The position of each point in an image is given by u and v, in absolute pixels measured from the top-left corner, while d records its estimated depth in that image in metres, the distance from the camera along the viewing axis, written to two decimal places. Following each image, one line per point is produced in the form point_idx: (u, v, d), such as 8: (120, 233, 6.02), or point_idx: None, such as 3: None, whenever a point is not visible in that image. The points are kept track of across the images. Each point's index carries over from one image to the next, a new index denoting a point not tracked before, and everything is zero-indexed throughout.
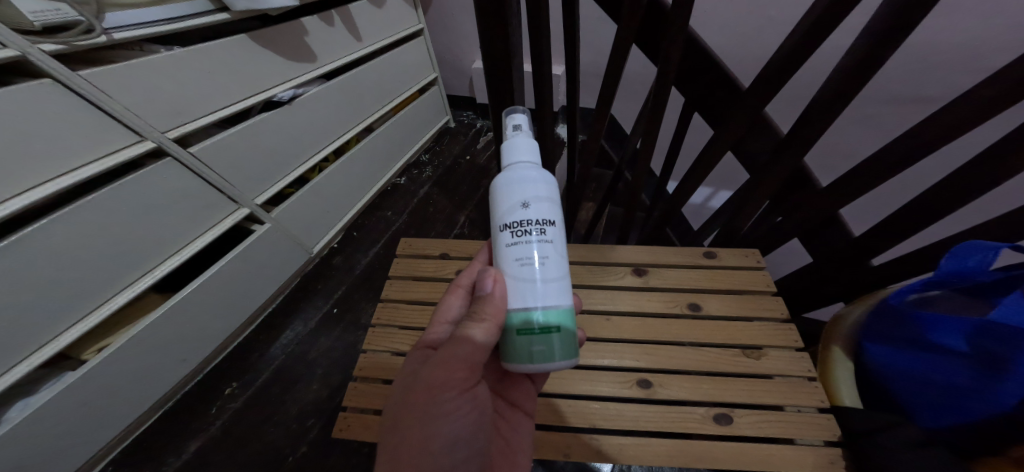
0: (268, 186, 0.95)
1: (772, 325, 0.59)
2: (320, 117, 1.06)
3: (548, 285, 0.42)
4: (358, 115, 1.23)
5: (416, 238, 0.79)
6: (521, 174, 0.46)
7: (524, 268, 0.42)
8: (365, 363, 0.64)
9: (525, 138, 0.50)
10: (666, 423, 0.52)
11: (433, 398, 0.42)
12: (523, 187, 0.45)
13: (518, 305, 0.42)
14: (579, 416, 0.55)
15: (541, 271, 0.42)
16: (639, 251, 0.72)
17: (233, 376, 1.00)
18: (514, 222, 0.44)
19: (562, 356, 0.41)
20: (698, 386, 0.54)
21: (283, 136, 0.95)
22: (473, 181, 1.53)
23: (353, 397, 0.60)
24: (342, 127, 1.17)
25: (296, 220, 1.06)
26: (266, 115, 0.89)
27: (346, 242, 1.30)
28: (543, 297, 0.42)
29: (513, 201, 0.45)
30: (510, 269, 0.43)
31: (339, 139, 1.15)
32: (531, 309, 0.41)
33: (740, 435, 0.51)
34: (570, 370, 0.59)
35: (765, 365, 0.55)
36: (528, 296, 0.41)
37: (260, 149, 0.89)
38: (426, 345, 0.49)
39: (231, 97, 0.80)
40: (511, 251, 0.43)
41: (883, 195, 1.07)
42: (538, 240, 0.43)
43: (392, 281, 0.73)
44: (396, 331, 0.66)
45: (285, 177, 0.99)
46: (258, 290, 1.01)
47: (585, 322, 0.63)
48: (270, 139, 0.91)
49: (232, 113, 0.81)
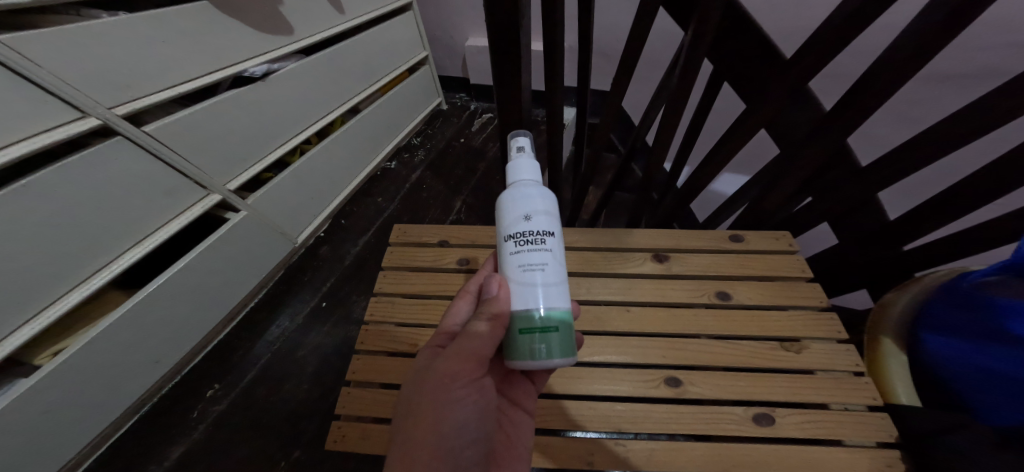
0: (243, 170, 0.85)
1: (811, 314, 0.54)
2: (298, 98, 0.96)
3: (549, 289, 0.36)
4: (342, 96, 1.13)
5: (410, 225, 0.71)
6: (523, 191, 0.40)
7: (526, 274, 0.36)
8: (358, 365, 0.56)
9: (530, 159, 0.44)
10: (701, 426, 0.47)
11: (446, 399, 0.36)
12: (523, 200, 0.39)
13: (517, 307, 0.36)
14: (600, 420, 0.48)
15: (541, 275, 0.36)
16: (658, 235, 0.66)
17: (214, 376, 0.92)
18: (515, 233, 0.38)
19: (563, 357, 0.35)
20: (734, 384, 0.49)
21: (255, 120, 0.85)
22: (468, 165, 1.45)
23: (347, 404, 0.54)
24: (325, 108, 1.07)
25: (275, 207, 0.96)
26: (233, 94, 0.78)
27: (334, 230, 1.21)
28: (542, 299, 0.35)
29: (514, 213, 0.39)
30: (511, 275, 0.37)
31: (321, 121, 1.06)
32: (532, 311, 0.35)
33: (784, 437, 0.45)
34: (589, 368, 0.52)
35: (807, 359, 0.50)
36: (529, 298, 0.35)
37: (230, 130, 0.79)
38: (435, 344, 0.42)
39: (193, 71, 0.70)
40: (513, 259, 0.37)
41: (919, 180, 1.01)
42: (541, 248, 0.37)
43: (385, 272, 0.65)
44: (392, 329, 0.59)
45: (261, 160, 0.89)
46: (237, 285, 0.92)
47: (605, 315, 0.57)
48: (240, 121, 0.81)
49: (195, 89, 0.71)
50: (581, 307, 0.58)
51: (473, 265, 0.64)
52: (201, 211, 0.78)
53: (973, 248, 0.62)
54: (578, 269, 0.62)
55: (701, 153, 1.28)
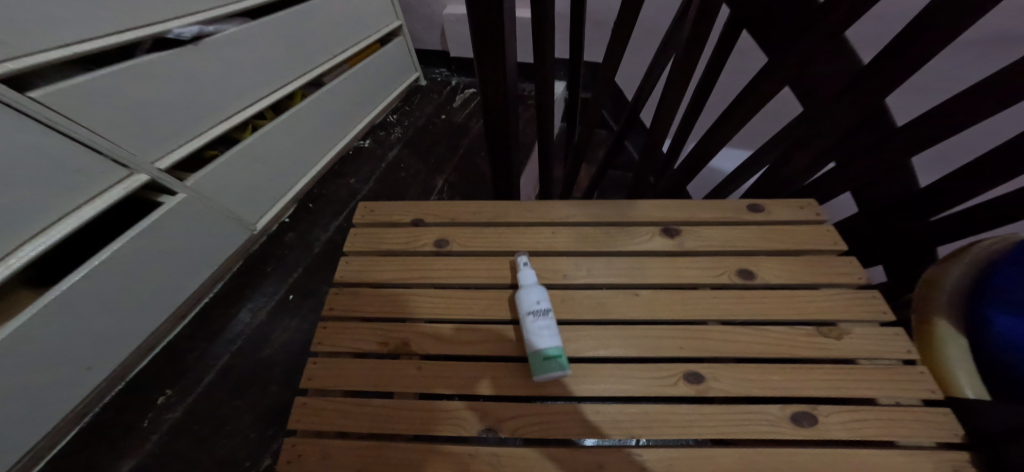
0: (174, 147, 0.74)
1: (845, 295, 0.47)
2: (243, 68, 0.85)
3: (551, 335, 0.41)
4: (301, 67, 1.01)
5: (379, 202, 0.62)
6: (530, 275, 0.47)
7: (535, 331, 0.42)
8: (315, 370, 0.46)
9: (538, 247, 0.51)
10: (732, 428, 0.38)
11: None
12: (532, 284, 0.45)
13: (534, 348, 0.41)
14: (613, 425, 0.40)
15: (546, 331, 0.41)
16: (665, 209, 0.58)
17: (167, 381, 0.80)
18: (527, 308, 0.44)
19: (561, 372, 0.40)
20: (769, 379, 0.41)
21: (187, 91, 0.74)
22: (451, 142, 1.34)
23: (302, 418, 0.43)
24: (279, 81, 0.95)
25: (223, 189, 0.84)
26: (153, 58, 0.68)
27: (300, 215, 1.09)
28: (551, 338, 0.41)
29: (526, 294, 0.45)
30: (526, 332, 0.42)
31: (275, 94, 0.94)
32: (539, 350, 0.41)
33: (835, 440, 0.37)
34: (596, 364, 0.44)
35: (849, 347, 0.42)
36: (537, 341, 0.41)
37: (152, 101, 0.68)
38: None
39: (94, 28, 0.58)
40: (530, 320, 0.42)
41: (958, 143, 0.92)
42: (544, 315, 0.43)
43: (349, 257, 0.55)
44: (356, 325, 0.48)
45: (198, 136, 0.78)
46: (183, 281, 0.81)
47: (610, 300, 0.48)
48: (166, 91, 0.70)
49: (100, 51, 0.60)
50: (582, 292, 0.49)
51: (453, 246, 0.54)
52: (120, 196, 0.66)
53: (1016, 213, 0.56)
54: (576, 248, 0.53)
55: (707, 122, 1.19)
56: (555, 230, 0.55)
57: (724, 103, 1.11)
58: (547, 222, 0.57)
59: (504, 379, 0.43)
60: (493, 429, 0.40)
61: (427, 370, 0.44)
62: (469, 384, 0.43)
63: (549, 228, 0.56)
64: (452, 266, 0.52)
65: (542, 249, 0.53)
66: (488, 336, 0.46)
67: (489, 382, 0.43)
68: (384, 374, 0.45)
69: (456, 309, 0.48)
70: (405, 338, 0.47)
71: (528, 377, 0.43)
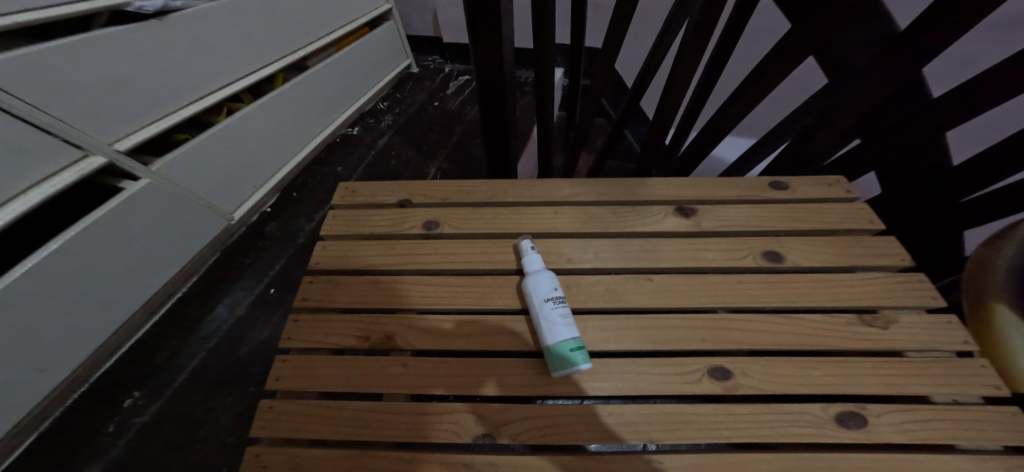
0: (137, 129, 0.67)
1: (886, 279, 0.41)
2: (216, 44, 0.78)
3: (571, 325, 0.36)
4: (280, 47, 0.94)
5: (361, 183, 0.56)
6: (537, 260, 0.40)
7: (553, 321, 0.36)
8: (283, 370, 0.40)
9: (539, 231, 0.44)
10: (766, 431, 0.32)
11: None
12: (541, 270, 0.39)
13: (553, 340, 0.35)
14: (629, 429, 0.34)
15: (566, 321, 0.36)
16: (678, 187, 0.52)
17: (136, 382, 0.73)
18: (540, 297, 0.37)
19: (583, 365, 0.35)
20: (808, 374, 0.35)
21: (151, 67, 0.67)
22: (444, 128, 1.28)
23: (268, 424, 0.37)
24: (257, 61, 0.88)
25: (194, 174, 0.77)
26: (113, 32, 0.61)
27: (283, 204, 1.02)
28: (572, 328, 0.36)
29: (537, 281, 0.38)
30: (541, 323, 0.36)
31: (254, 76, 0.87)
32: (559, 343, 0.35)
33: (888, 444, 0.32)
34: (606, 360, 0.38)
35: (895, 337, 0.37)
36: (557, 332, 0.35)
37: (110, 78, 0.62)
38: None
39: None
40: (547, 307, 0.36)
41: None
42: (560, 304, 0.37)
43: (326, 242, 0.49)
44: (333, 316, 0.42)
45: (166, 118, 0.71)
46: (151, 276, 0.74)
47: (621, 286, 0.42)
48: (125, 66, 0.64)
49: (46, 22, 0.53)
50: (589, 277, 0.43)
51: (444, 229, 0.48)
52: (72, 182, 0.59)
53: None
54: (581, 229, 0.47)
55: (714, 106, 1.13)
56: (557, 210, 0.50)
57: (731, 86, 1.06)
58: (548, 202, 0.51)
59: (501, 377, 0.37)
60: (489, 436, 0.34)
61: (414, 369, 0.39)
62: (462, 383, 0.37)
63: (551, 208, 0.50)
64: (442, 251, 0.46)
65: (543, 231, 0.47)
66: (483, 328, 0.40)
67: (486, 380, 0.37)
68: (364, 374, 0.39)
69: (447, 298, 0.42)
70: (388, 331, 0.40)
71: (529, 375, 0.37)
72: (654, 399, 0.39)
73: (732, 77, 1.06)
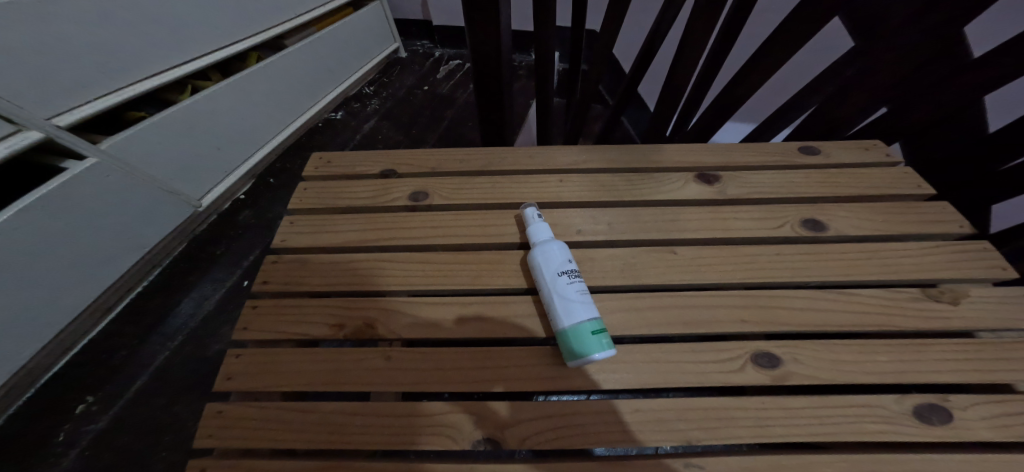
0: (85, 103, 0.57)
1: (943, 248, 0.36)
2: (181, 14, 0.69)
3: (589, 304, 0.29)
4: (253, 24, 0.86)
5: (337, 152, 0.49)
6: (544, 231, 0.34)
7: (566, 300, 0.29)
8: (239, 366, 0.33)
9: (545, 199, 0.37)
10: (830, 429, 0.26)
11: None
12: (550, 242, 0.33)
13: (567, 323, 0.29)
14: (659, 429, 0.28)
15: (583, 300, 0.29)
16: (697, 153, 0.46)
17: (91, 384, 0.63)
18: (549, 272, 0.31)
19: (607, 351, 0.28)
20: (871, 360, 0.29)
21: (103, 33, 0.58)
22: (435, 113, 1.21)
23: (218, 432, 0.30)
24: (227, 36, 0.80)
25: (152, 154, 0.68)
26: None
27: (258, 191, 0.93)
28: (590, 306, 0.29)
29: (546, 255, 0.32)
30: (552, 304, 0.30)
31: (225, 51, 0.79)
32: (575, 326, 0.28)
33: (978, 443, 0.26)
34: (630, 346, 0.32)
35: (966, 314, 0.32)
36: (572, 313, 0.28)
37: (49, 40, 0.53)
38: None
39: None
40: (561, 282, 0.30)
41: None
42: (574, 279, 0.30)
43: (294, 218, 0.42)
44: (302, 302, 0.35)
45: (121, 92, 0.62)
46: (102, 269, 0.65)
47: (640, 260, 0.36)
48: (71, 28, 0.55)
49: None
50: (603, 251, 0.37)
51: (433, 200, 0.41)
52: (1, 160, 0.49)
53: None
54: (591, 198, 0.41)
55: (719, 86, 1.08)
56: (563, 178, 0.43)
57: (738, 64, 1.00)
58: (551, 171, 0.45)
59: (504, 370, 0.31)
60: (490, 442, 0.28)
61: (399, 363, 0.32)
62: (458, 379, 0.31)
63: (555, 176, 0.43)
64: (431, 225, 0.39)
65: (548, 201, 0.41)
66: (481, 312, 0.33)
67: (486, 374, 0.31)
68: (336, 370, 0.32)
69: (439, 278, 0.36)
70: (368, 318, 0.34)
71: (537, 367, 0.31)
72: (666, 392, 0.33)
73: (738, 57, 1.00)
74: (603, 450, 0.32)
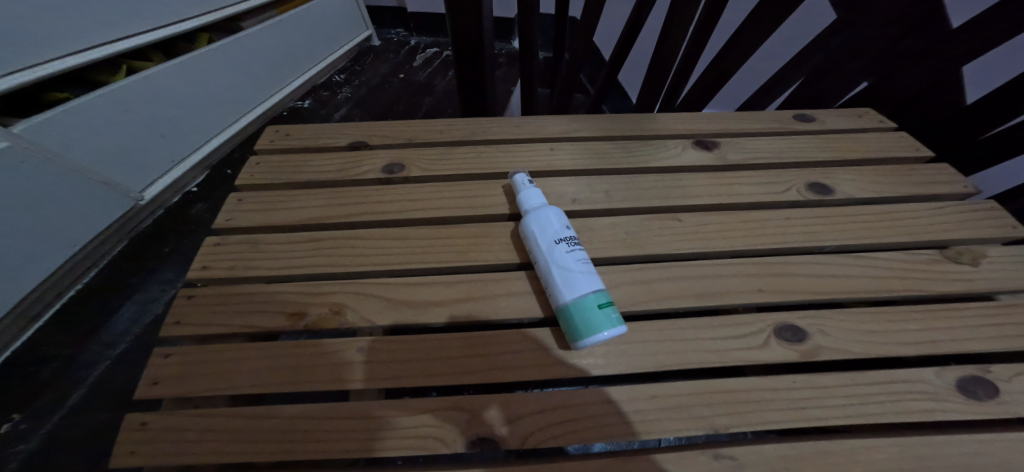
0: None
1: (955, 208, 0.34)
2: None
3: (591, 275, 0.25)
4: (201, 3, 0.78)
5: (297, 124, 0.43)
6: (536, 197, 0.29)
7: (566, 271, 0.25)
8: (172, 368, 0.27)
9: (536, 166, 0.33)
10: (871, 407, 0.23)
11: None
12: (544, 209, 0.28)
13: (568, 298, 0.24)
14: (681, 415, 0.24)
15: (585, 270, 0.25)
16: (693, 120, 0.43)
17: (14, 401, 0.53)
18: (544, 242, 0.27)
19: (618, 327, 0.23)
20: (903, 329, 0.27)
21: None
22: (412, 100, 1.15)
23: (145, 447, 0.24)
24: (174, 14, 0.71)
25: (77, 140, 0.59)
26: None
27: (212, 183, 0.85)
28: (593, 277, 0.25)
29: (541, 223, 0.28)
30: (551, 277, 0.26)
31: (172, 29, 0.70)
32: (578, 300, 0.24)
33: None
34: (640, 324, 0.28)
35: (989, 274, 0.30)
36: (573, 287, 0.24)
37: None
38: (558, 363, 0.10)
39: None
40: (560, 250, 0.26)
41: None
42: (572, 248, 0.26)
43: (244, 194, 0.36)
44: (254, 289, 0.30)
45: (40, 68, 0.51)
46: (18, 272, 0.55)
47: (643, 229, 0.32)
48: None
49: None
50: (602, 220, 0.33)
51: (409, 171, 0.37)
52: None
53: None
54: (585, 166, 0.37)
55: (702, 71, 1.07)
56: (554, 147, 0.39)
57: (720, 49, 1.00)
58: (540, 139, 0.41)
59: (499, 358, 0.26)
60: (487, 443, 0.23)
61: (374, 355, 0.27)
62: (446, 370, 0.26)
63: (546, 144, 0.40)
64: (408, 198, 0.35)
65: (539, 170, 0.37)
66: (470, 293, 0.29)
67: (477, 364, 0.26)
68: (296, 367, 0.26)
69: (419, 256, 0.31)
70: (334, 304, 0.28)
71: (537, 352, 0.27)
72: (667, 376, 0.30)
73: (716, 42, 1.00)
74: (601, 446, 0.30)
